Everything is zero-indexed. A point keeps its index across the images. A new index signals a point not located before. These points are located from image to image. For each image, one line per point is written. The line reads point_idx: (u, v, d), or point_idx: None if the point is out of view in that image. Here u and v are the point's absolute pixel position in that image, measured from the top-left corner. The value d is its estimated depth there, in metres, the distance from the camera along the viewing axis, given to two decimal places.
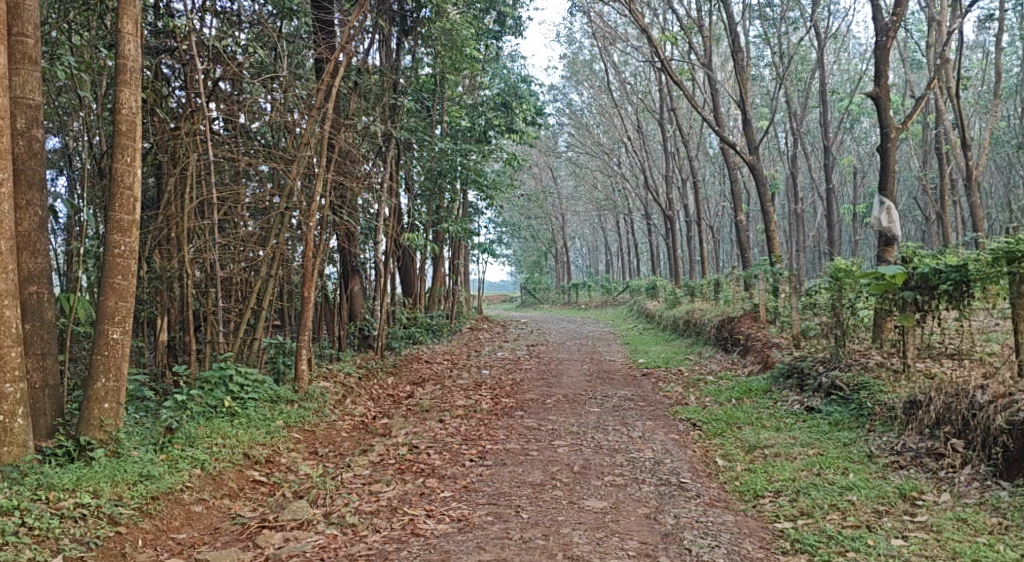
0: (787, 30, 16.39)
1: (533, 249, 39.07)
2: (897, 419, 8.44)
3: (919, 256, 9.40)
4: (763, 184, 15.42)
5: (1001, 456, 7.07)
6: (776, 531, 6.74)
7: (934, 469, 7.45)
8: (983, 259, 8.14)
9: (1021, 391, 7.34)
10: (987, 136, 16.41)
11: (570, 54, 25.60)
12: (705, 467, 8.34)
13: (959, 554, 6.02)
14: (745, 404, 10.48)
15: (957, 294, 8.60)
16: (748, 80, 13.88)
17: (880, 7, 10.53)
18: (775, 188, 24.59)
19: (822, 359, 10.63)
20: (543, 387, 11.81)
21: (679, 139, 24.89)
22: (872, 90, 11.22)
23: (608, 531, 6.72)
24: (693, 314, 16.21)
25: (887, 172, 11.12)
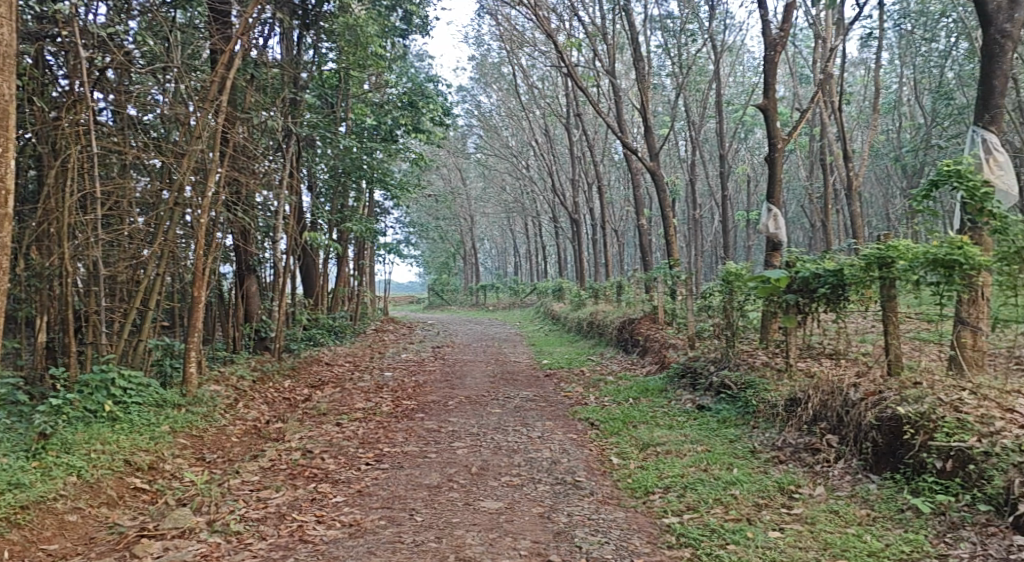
0: (686, 41, 16.90)
1: (441, 250, 38.97)
2: (779, 416, 8.93)
3: (800, 260, 9.95)
4: (663, 189, 15.86)
5: (870, 451, 7.51)
6: (663, 526, 6.94)
7: (810, 463, 7.89)
8: (858, 264, 8.62)
9: (888, 389, 7.81)
10: (866, 149, 17.41)
11: (478, 57, 25.67)
12: (600, 465, 8.51)
13: (830, 545, 6.33)
14: (641, 403, 10.76)
15: (834, 297, 9.19)
16: (648, 88, 14.25)
17: (768, 22, 11.01)
18: (675, 194, 25.28)
19: (713, 359, 11.10)
20: (446, 389, 11.82)
21: (585, 144, 25.33)
22: (761, 102, 11.71)
23: (501, 532, 6.77)
24: (596, 315, 16.56)
25: (775, 180, 11.64)
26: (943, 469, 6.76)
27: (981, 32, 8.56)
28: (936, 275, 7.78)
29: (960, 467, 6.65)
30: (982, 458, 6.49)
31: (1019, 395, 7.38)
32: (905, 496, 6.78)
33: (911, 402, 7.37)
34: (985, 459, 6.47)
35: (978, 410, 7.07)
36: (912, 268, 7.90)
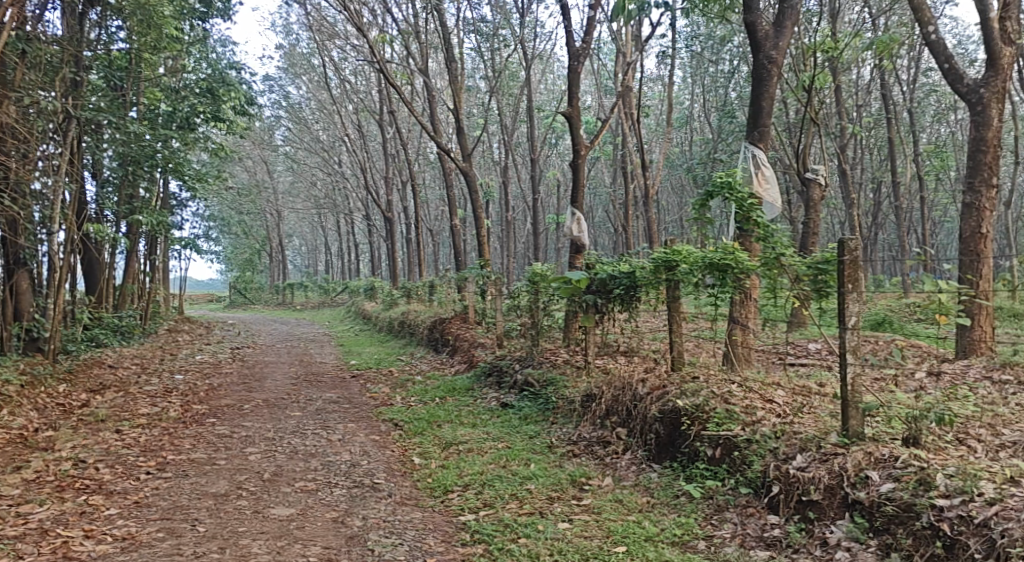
0: (498, 45, 17.28)
1: (245, 246, 37.05)
2: (575, 411, 9.35)
3: (599, 264, 10.40)
4: (476, 191, 16.03)
5: (654, 441, 8.03)
6: (459, 524, 7.01)
7: (601, 456, 8.33)
8: (647, 267, 9.21)
9: (671, 384, 8.38)
10: (660, 159, 18.63)
11: (286, 46, 24.76)
12: (401, 466, 8.45)
13: (612, 532, 6.67)
14: (447, 402, 10.82)
15: (627, 297, 9.76)
16: (460, 90, 14.38)
17: (571, 34, 11.48)
18: (489, 195, 25.71)
19: (517, 358, 11.42)
20: (243, 392, 11.25)
21: (398, 142, 25.15)
22: (565, 109, 12.18)
23: (290, 539, 6.53)
24: (408, 314, 16.49)
25: (577, 185, 12.15)
26: (713, 456, 7.33)
27: (752, 57, 9.43)
28: (713, 277, 8.46)
29: (727, 454, 7.24)
30: (745, 445, 7.09)
31: (778, 388, 8.19)
32: (681, 483, 7.30)
33: (689, 395, 7.96)
34: (747, 446, 7.07)
35: (744, 401, 7.77)
36: (693, 271, 8.57)
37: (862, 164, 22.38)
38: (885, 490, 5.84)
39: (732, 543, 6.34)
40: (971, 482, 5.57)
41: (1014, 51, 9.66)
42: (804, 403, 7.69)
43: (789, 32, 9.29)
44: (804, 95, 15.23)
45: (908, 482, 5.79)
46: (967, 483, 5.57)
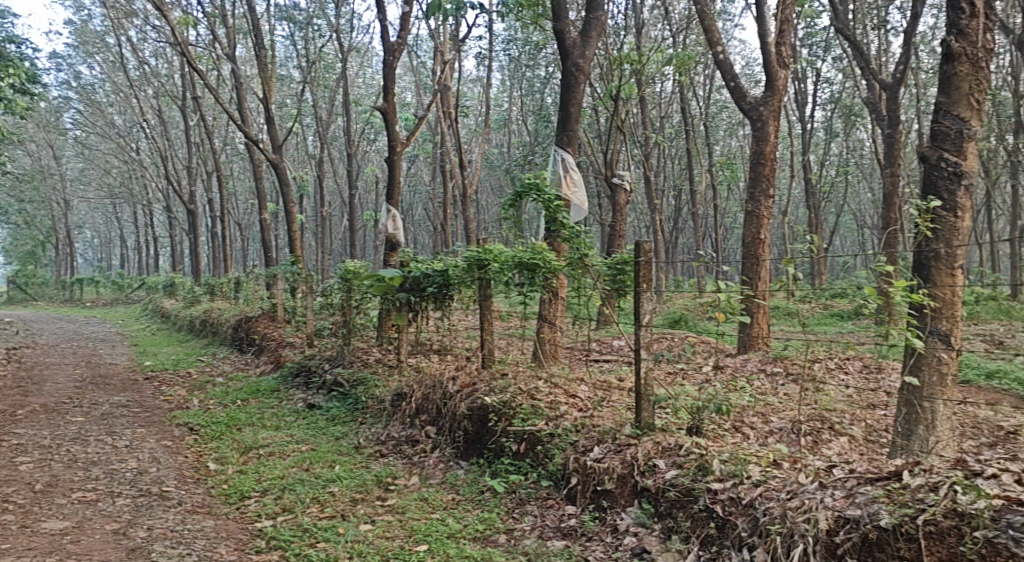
0: (313, 35, 16.73)
1: (26, 237, 33.32)
2: (384, 410, 9.25)
3: (413, 261, 10.33)
4: (288, 184, 15.41)
5: (461, 438, 8.10)
6: (254, 531, 6.67)
7: (409, 454, 8.29)
8: (460, 266, 9.25)
9: (480, 381, 8.51)
10: (477, 160, 18.89)
11: (76, 21, 22.58)
12: (194, 473, 7.92)
13: (414, 531, 6.63)
14: (250, 404, 10.31)
15: (440, 296, 9.78)
16: (272, 79, 13.77)
17: (387, 28, 11.33)
18: (303, 190, 24.82)
19: (327, 358, 11.13)
20: (14, 397, 10.08)
21: (203, 131, 23.65)
22: (380, 104, 11.99)
23: (62, 555, 5.93)
24: (211, 313, 15.56)
25: (393, 182, 12.00)
26: (518, 451, 7.51)
27: (561, 63, 9.76)
28: (522, 277, 8.65)
29: (531, 448, 7.44)
30: (548, 439, 7.32)
31: (580, 383, 8.54)
32: (485, 478, 7.41)
33: (497, 392, 8.10)
34: (550, 440, 7.31)
35: (548, 397, 8.03)
36: (503, 270, 8.70)
37: (665, 172, 23.96)
38: (669, 476, 6.19)
39: (531, 535, 6.49)
40: (741, 466, 5.99)
41: (788, 74, 10.69)
42: (603, 397, 8.07)
43: (595, 42, 9.72)
44: (612, 104, 16.03)
45: (689, 468, 6.16)
46: (738, 467, 5.98)
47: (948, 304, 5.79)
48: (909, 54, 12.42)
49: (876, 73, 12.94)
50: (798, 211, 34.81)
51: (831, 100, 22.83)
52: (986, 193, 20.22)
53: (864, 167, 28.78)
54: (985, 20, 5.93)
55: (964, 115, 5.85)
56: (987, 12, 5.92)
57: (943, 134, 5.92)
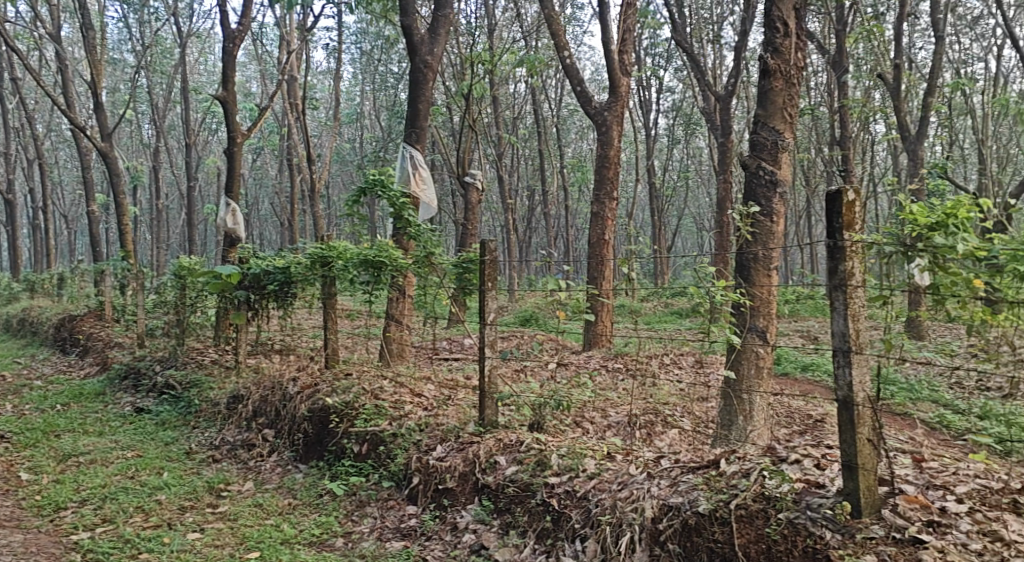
0: (149, 17, 15.69)
1: None
2: (219, 414, 8.82)
3: (253, 258, 9.90)
4: (119, 174, 14.34)
5: (301, 441, 7.85)
6: (69, 545, 6.13)
7: (245, 459, 7.92)
8: (303, 263, 8.92)
9: (322, 382, 8.29)
10: (327, 155, 18.37)
11: None
12: (2, 485, 7.19)
13: (247, 538, 6.33)
14: (71, 409, 9.50)
15: (282, 294, 9.41)
16: (100, 62, 12.75)
17: (227, 14, 10.79)
18: (138, 180, 23.19)
19: (159, 359, 10.45)
20: None
21: (22, 113, 21.57)
22: (219, 93, 11.38)
23: None
24: (30, 311, 14.24)
25: (233, 174, 11.44)
26: (360, 452, 7.35)
27: (409, 60, 9.66)
28: (367, 275, 8.46)
29: (373, 449, 7.31)
30: (390, 440, 7.22)
31: (427, 382, 8.46)
32: (325, 481, 7.18)
33: (339, 392, 7.93)
34: (392, 440, 7.21)
35: (393, 396, 7.91)
36: (347, 268, 8.47)
37: (518, 173, 24.34)
38: (509, 472, 6.23)
39: (370, 537, 6.37)
40: (577, 459, 6.11)
41: (630, 81, 11.08)
42: (449, 394, 8.03)
43: (444, 41, 9.69)
44: (465, 103, 16.07)
45: (528, 464, 6.23)
46: (575, 460, 6.10)
47: (765, 303, 6.21)
48: (739, 68, 13.26)
49: (711, 85, 13.72)
50: (643, 215, 36.44)
51: (673, 108, 24.03)
52: (808, 200, 21.94)
53: (702, 173, 30.52)
54: (797, 39, 6.41)
55: (779, 127, 6.28)
56: (797, 32, 6.42)
57: (762, 144, 6.33)
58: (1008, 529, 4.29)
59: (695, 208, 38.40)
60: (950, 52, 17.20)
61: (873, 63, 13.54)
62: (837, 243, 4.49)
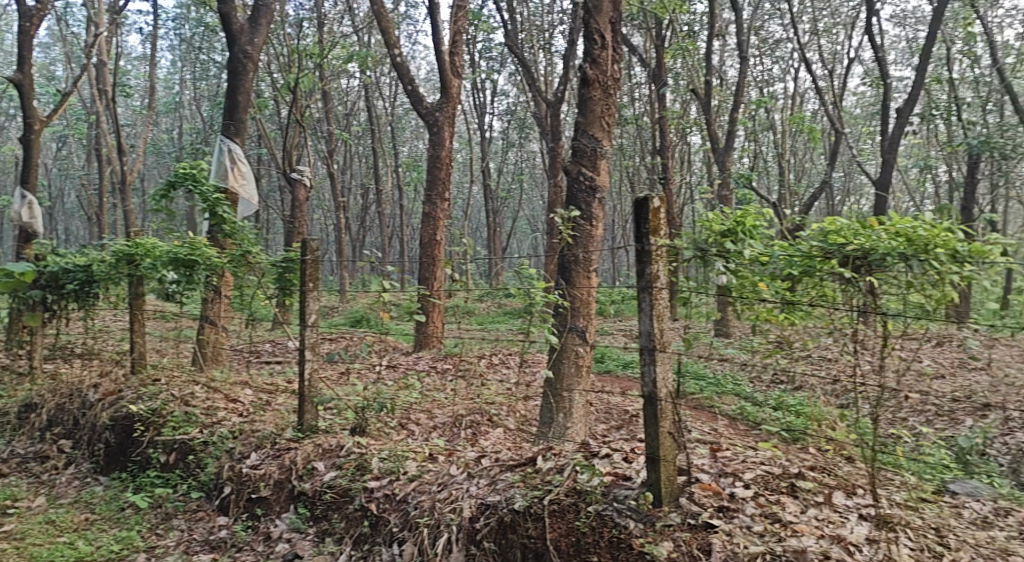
0: None
1: None
2: (8, 425, 8.00)
3: (50, 255, 9.02)
4: None
5: (102, 452, 7.25)
6: None
7: (37, 473, 7.21)
8: (107, 261, 8.21)
9: (128, 388, 7.71)
10: (142, 147, 17.12)
11: None
12: None
13: (35, 558, 5.76)
14: None
15: (83, 294, 8.65)
16: None
17: None
18: None
19: None
20: None
21: None
22: (11, 73, 10.28)
23: None
24: None
25: (28, 163, 10.37)
26: (167, 462, 6.89)
27: (228, 50, 9.18)
28: (179, 274, 7.93)
29: (182, 458, 6.88)
30: (201, 448, 6.82)
31: (244, 387, 8.06)
32: (128, 494, 6.66)
33: (145, 399, 7.42)
34: (203, 448, 6.81)
35: (205, 403, 7.47)
36: (156, 267, 7.88)
37: (351, 170, 23.83)
38: (327, 479, 6.05)
39: (176, 551, 5.98)
40: (398, 462, 6.02)
41: (461, 84, 11.13)
42: (267, 399, 7.68)
43: (266, 32, 9.28)
44: (294, 97, 15.50)
45: (347, 469, 6.07)
46: (395, 463, 6.01)
47: (584, 303, 6.37)
48: (567, 76, 13.68)
49: (541, 91, 14.06)
50: (479, 216, 36.87)
51: (507, 112, 24.47)
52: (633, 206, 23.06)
53: (536, 177, 31.34)
54: (614, 51, 6.64)
55: (597, 135, 6.49)
56: (614, 44, 6.64)
57: (581, 151, 6.50)
58: (786, 511, 4.62)
59: (528, 210, 39.31)
60: (756, 72, 18.67)
61: (688, 79, 14.44)
62: (644, 247, 4.71)
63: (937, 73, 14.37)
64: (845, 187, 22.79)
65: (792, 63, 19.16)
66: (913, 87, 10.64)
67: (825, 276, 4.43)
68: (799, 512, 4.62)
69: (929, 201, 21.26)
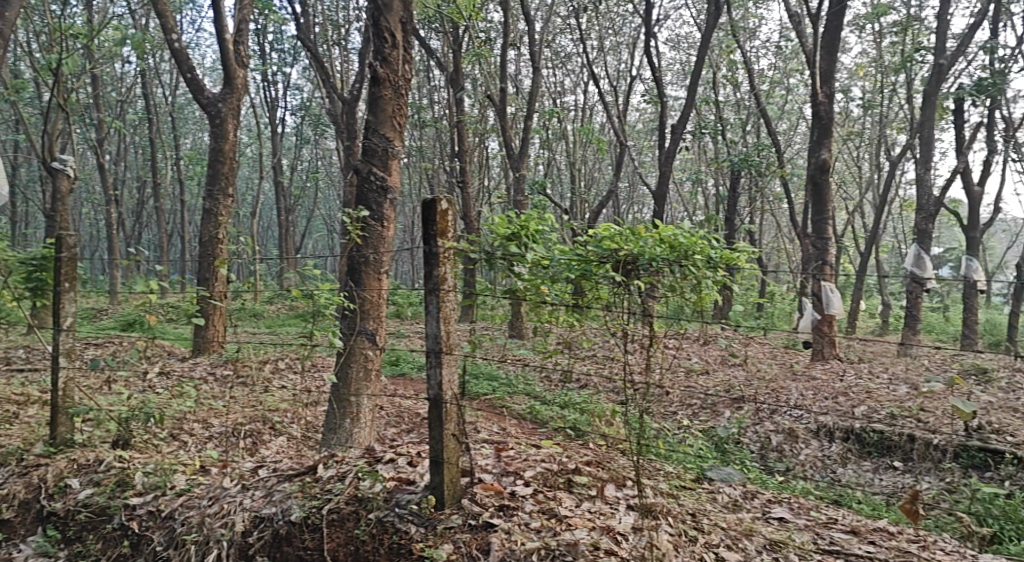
0: None
1: None
2: None
3: None
4: None
5: None
6: None
7: None
8: None
9: None
10: None
11: None
12: None
13: None
14: None
15: None
16: None
17: None
18: None
19: None
20: None
21: None
22: None
23: None
24: None
25: None
26: None
27: None
28: None
29: None
30: None
31: None
32: None
33: None
34: None
35: None
36: None
37: (125, 161, 21.76)
38: (82, 497, 5.44)
39: None
40: (166, 476, 5.53)
41: (247, 75, 10.54)
42: (14, 411, 6.79)
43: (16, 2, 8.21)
44: (53, 76, 13.90)
45: (106, 485, 5.48)
46: (162, 478, 5.51)
47: (373, 305, 5.98)
48: (363, 74, 13.39)
49: (336, 88, 13.66)
50: (270, 214, 35.26)
51: (301, 108, 23.59)
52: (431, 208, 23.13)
53: (331, 176, 30.53)
54: (405, 51, 6.33)
55: (388, 135, 6.14)
56: (405, 44, 6.31)
57: (372, 150, 6.12)
58: (562, 505, 4.74)
59: (324, 208, 38.24)
60: (548, 83, 19.41)
61: (484, 84, 14.70)
62: (432, 250, 4.63)
63: (705, 95, 15.75)
64: (629, 197, 24.37)
65: (581, 77, 20.13)
66: (685, 106, 11.45)
67: (601, 280, 4.58)
68: (574, 506, 4.76)
69: (699, 212, 23.25)
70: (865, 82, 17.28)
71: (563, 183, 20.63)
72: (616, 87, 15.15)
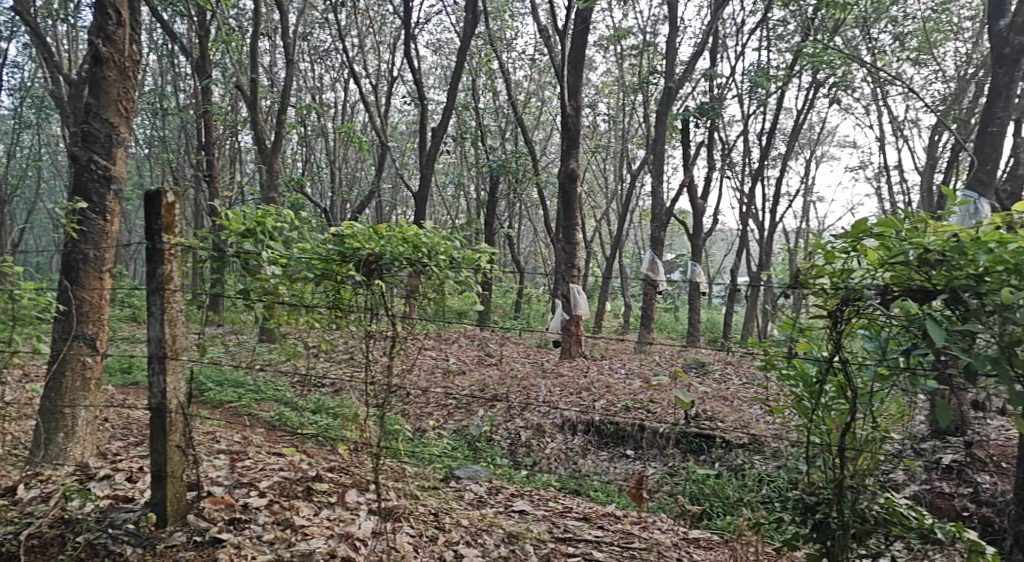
0: None
1: None
2: None
3: None
4: None
5: None
6: None
7: None
8: None
9: None
10: None
11: None
12: None
13: None
14: None
15: None
16: None
17: None
18: None
19: None
20: None
21: None
22: None
23: None
24: None
25: None
26: None
27: None
28: None
29: None
30: None
31: None
32: None
33: None
34: None
35: None
36: None
37: None
38: None
39: None
40: None
41: None
42: None
43: None
44: None
45: None
46: None
47: (94, 308, 5.37)
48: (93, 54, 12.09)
49: (60, 67, 12.21)
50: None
51: (20, 87, 20.81)
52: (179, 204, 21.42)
53: (58, 165, 27.30)
54: (132, 30, 5.75)
55: (113, 120, 5.56)
56: (133, 23, 5.75)
57: (92, 137, 5.50)
58: (299, 515, 4.53)
59: (47, 202, 34.05)
60: (307, 79, 18.84)
61: (235, 74, 13.93)
62: (155, 246, 4.24)
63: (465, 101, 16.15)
64: (392, 198, 24.32)
65: (342, 74, 19.78)
66: (444, 111, 11.61)
67: (343, 279, 4.23)
68: (312, 515, 4.58)
69: (461, 215, 23.78)
70: (609, 99, 18.67)
71: (324, 182, 20.02)
72: (375, 87, 15.05)
